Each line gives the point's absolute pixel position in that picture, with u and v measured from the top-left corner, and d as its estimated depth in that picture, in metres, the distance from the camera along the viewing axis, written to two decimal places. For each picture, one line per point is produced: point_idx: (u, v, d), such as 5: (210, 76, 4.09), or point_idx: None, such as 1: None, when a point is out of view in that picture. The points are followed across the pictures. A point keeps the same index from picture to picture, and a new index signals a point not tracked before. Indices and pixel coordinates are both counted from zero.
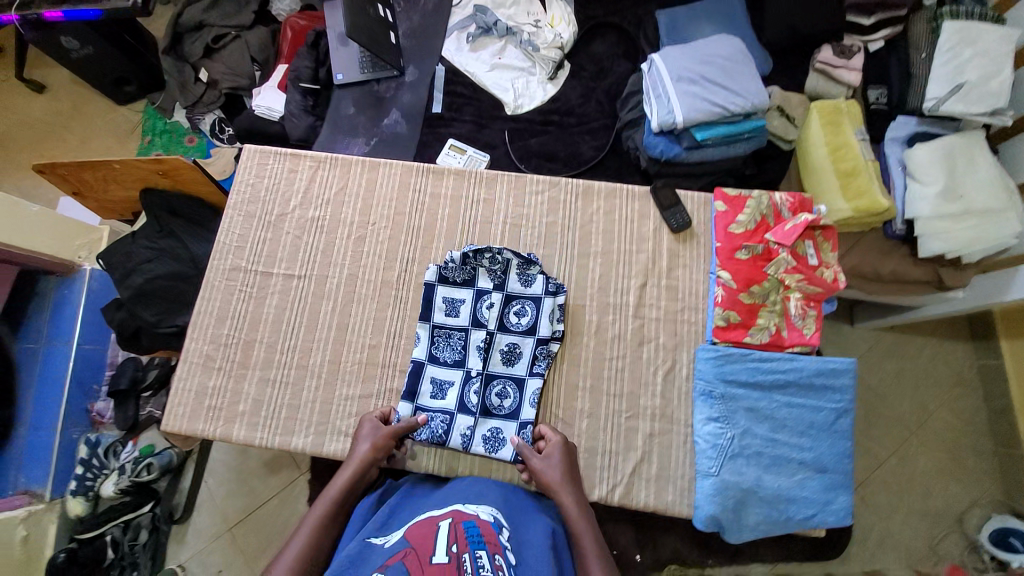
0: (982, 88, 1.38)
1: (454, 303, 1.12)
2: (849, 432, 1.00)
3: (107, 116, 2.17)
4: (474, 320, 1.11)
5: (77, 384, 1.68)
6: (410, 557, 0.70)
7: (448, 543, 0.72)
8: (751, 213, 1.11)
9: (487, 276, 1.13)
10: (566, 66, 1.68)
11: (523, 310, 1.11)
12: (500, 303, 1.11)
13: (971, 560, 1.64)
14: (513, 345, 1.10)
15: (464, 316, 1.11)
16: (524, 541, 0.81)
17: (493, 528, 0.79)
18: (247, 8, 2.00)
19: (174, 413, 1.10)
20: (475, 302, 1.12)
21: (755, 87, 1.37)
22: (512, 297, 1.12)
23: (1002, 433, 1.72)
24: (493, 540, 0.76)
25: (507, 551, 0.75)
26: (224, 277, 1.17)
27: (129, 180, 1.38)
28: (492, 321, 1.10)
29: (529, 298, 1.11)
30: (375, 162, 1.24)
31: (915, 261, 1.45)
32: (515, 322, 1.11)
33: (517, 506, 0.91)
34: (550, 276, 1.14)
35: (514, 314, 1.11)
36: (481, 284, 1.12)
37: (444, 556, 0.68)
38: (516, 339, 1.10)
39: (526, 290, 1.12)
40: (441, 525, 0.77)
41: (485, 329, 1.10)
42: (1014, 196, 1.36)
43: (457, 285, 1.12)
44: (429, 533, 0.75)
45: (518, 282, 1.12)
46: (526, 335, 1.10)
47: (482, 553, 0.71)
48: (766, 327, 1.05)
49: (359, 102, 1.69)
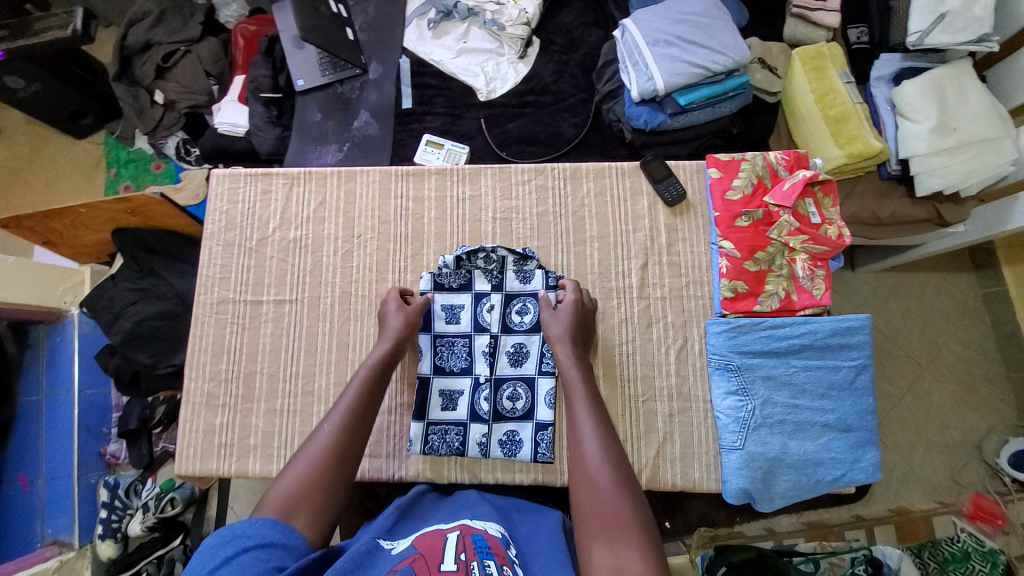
0: (966, 15, 1.29)
1: (453, 310, 1.09)
2: (870, 388, 0.99)
3: (67, 153, 2.08)
4: (476, 325, 1.09)
5: (86, 431, 1.64)
6: (418, 565, 0.68)
7: (455, 552, 0.71)
8: (747, 177, 1.08)
9: (484, 277, 1.10)
10: (535, 41, 1.60)
11: (525, 308, 1.08)
12: (501, 303, 1.09)
13: (993, 484, 1.69)
14: (519, 345, 1.08)
15: (465, 321, 1.09)
16: (530, 553, 0.80)
17: (501, 543, 0.77)
18: (193, 19, 1.89)
19: (185, 456, 1.07)
20: (474, 306, 1.09)
21: (734, 41, 1.31)
22: (512, 296, 1.09)
23: (1011, 357, 1.74)
24: (501, 552, 0.74)
25: (516, 565, 0.74)
26: (213, 311, 1.12)
27: (98, 222, 1.33)
28: (495, 324, 1.08)
29: (529, 294, 1.09)
30: (351, 171, 1.18)
31: (913, 200, 1.42)
32: (518, 321, 1.08)
33: (522, 520, 0.90)
34: (548, 268, 1.11)
35: (516, 313, 1.09)
36: (478, 286, 1.10)
37: (452, 564, 0.68)
38: (522, 339, 1.08)
39: (525, 286, 1.09)
40: (449, 536, 0.76)
41: (489, 333, 1.08)
42: (1007, 122, 1.33)
43: (455, 291, 1.09)
44: (436, 543, 0.74)
45: (517, 279, 1.09)
46: (532, 333, 1.07)
47: (490, 562, 0.70)
48: (775, 293, 1.04)
49: (325, 106, 1.61)
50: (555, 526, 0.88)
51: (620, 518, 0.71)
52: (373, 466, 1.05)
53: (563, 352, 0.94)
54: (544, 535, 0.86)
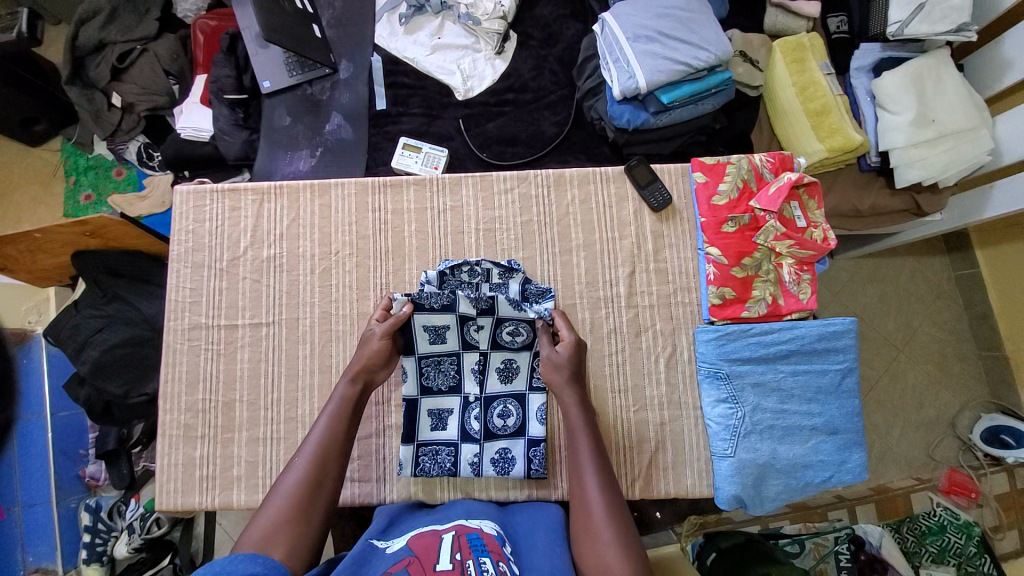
0: (945, 4, 1.28)
1: (438, 330, 1.02)
2: (855, 390, 1.01)
3: (19, 162, 1.95)
4: (464, 344, 1.04)
5: (62, 454, 1.59)
6: (413, 566, 0.69)
7: (451, 551, 0.72)
8: (732, 181, 1.07)
9: (470, 301, 1.01)
10: (512, 36, 1.54)
11: (518, 329, 1.04)
12: (490, 324, 1.04)
13: (965, 458, 1.75)
14: (508, 362, 1.05)
15: (452, 341, 1.04)
16: (527, 549, 0.82)
17: (497, 541, 0.79)
18: (148, 15, 1.77)
19: (167, 490, 1.04)
20: (460, 327, 1.03)
21: (715, 36, 1.28)
22: (503, 319, 1.04)
23: (984, 337, 1.79)
24: (496, 550, 0.75)
25: (511, 561, 0.75)
26: (185, 338, 1.08)
27: (57, 247, 1.25)
28: (484, 343, 1.05)
29: (523, 318, 1.04)
30: (324, 184, 1.13)
31: (892, 192, 1.42)
32: (510, 340, 1.05)
33: (517, 519, 0.93)
34: (532, 279, 1.08)
35: (508, 333, 1.04)
36: (463, 308, 1.01)
37: (447, 564, 0.69)
38: (512, 356, 1.05)
39: (518, 311, 1.02)
40: (445, 537, 0.77)
41: (478, 351, 1.05)
42: (983, 112, 1.33)
43: (437, 312, 1.00)
44: (432, 544, 0.75)
45: (511, 304, 1.01)
46: (522, 350, 1.05)
47: (486, 559, 0.71)
48: (762, 298, 1.04)
49: (294, 109, 1.53)
50: (553, 521, 0.90)
51: (615, 570, 0.75)
52: (362, 491, 1.04)
53: (570, 395, 0.91)
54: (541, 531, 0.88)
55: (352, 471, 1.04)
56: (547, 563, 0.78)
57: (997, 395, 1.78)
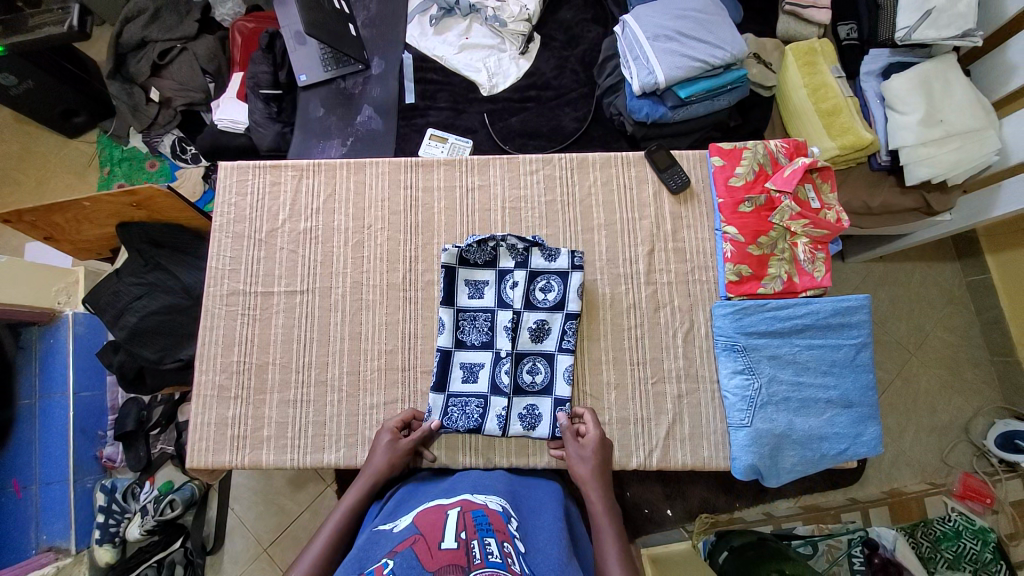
0: (950, 11, 1.35)
1: (477, 285, 1.11)
2: (869, 365, 1.06)
3: (59, 152, 2.04)
4: (500, 301, 1.11)
5: (82, 433, 1.59)
6: (418, 544, 0.69)
7: (456, 530, 0.71)
8: (749, 165, 1.14)
9: (508, 256, 1.12)
10: (536, 37, 1.63)
11: (549, 285, 1.10)
12: (524, 280, 1.11)
13: (980, 465, 1.73)
14: (541, 323, 1.09)
15: (488, 297, 1.11)
16: (528, 530, 0.83)
17: (502, 518, 0.81)
18: (189, 16, 1.88)
19: (199, 449, 1.10)
20: (498, 283, 1.11)
21: (731, 36, 1.36)
22: (536, 274, 1.11)
23: (997, 343, 1.79)
24: (501, 528, 0.76)
25: (515, 540, 0.76)
26: (223, 303, 1.15)
27: (101, 216, 1.37)
28: (518, 301, 1.10)
29: (555, 272, 1.11)
30: (360, 162, 1.22)
31: (902, 190, 1.46)
32: (542, 298, 1.10)
33: (523, 496, 0.96)
34: (573, 249, 1.13)
35: (540, 290, 1.10)
36: (502, 264, 1.11)
37: (453, 542, 0.68)
38: (544, 316, 1.09)
39: (550, 264, 1.11)
40: (449, 514, 0.78)
41: (511, 309, 1.10)
42: (991, 114, 1.38)
43: (479, 267, 1.11)
44: (437, 522, 0.75)
45: (542, 258, 1.11)
46: (555, 311, 1.09)
47: (490, 540, 0.71)
48: (778, 275, 1.10)
49: (328, 102, 1.61)
50: (556, 503, 0.95)
51: None
52: None
53: (595, 494, 0.93)
54: (545, 512, 0.90)
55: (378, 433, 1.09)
56: (548, 544, 0.79)
57: (1011, 401, 1.76)
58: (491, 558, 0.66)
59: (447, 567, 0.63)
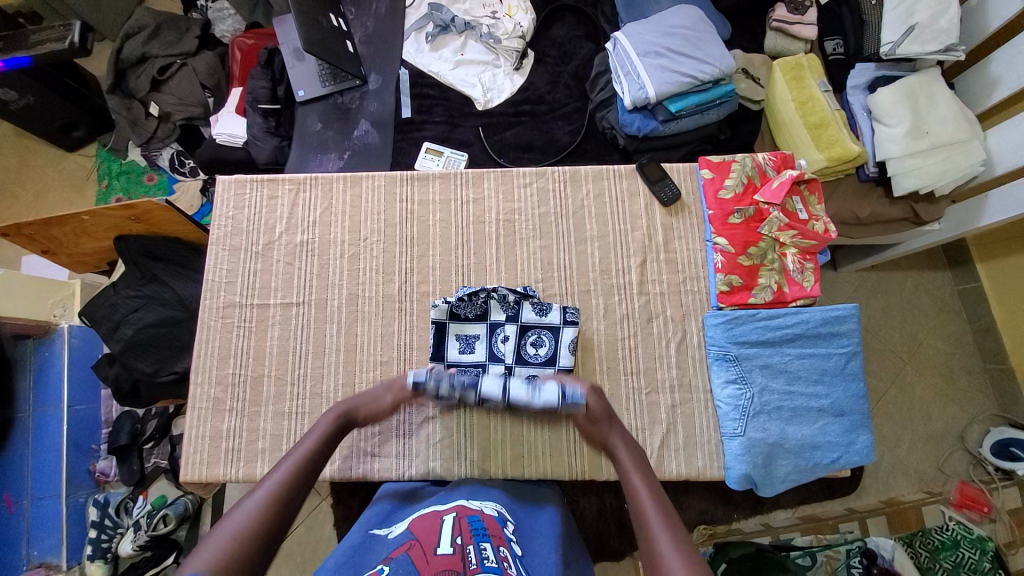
0: (933, 27, 1.39)
1: (468, 339, 1.12)
2: (859, 373, 1.08)
3: (57, 165, 2.05)
4: (491, 354, 1.11)
5: (75, 446, 1.57)
6: (414, 549, 0.70)
7: (453, 536, 0.72)
8: (737, 177, 1.16)
9: (499, 308, 1.12)
10: (530, 54, 1.67)
11: (540, 340, 1.11)
12: (515, 334, 1.11)
13: (977, 473, 1.72)
14: (533, 378, 1.09)
15: (480, 351, 1.11)
16: (528, 535, 0.85)
17: (498, 523, 0.82)
18: (189, 33, 1.91)
19: (191, 462, 1.10)
20: (490, 336, 1.12)
21: (719, 52, 1.39)
22: (526, 327, 1.11)
23: (990, 351, 1.80)
24: (497, 533, 0.76)
25: (512, 544, 0.77)
26: (219, 315, 1.16)
27: (100, 229, 1.39)
28: (509, 355, 1.10)
29: (546, 327, 1.11)
30: (356, 176, 1.23)
31: (891, 201, 1.48)
32: (533, 353, 1.10)
33: (520, 504, 0.96)
34: (567, 305, 1.14)
35: (531, 345, 1.11)
36: (494, 317, 1.12)
37: (448, 548, 0.68)
38: (535, 371, 1.10)
39: (542, 319, 1.11)
40: (445, 520, 0.78)
41: (503, 363, 1.10)
42: (975, 125, 1.41)
43: (470, 321, 1.12)
44: (433, 527, 0.76)
45: (533, 311, 1.11)
46: (546, 366, 1.09)
47: (487, 545, 0.71)
48: (768, 285, 1.12)
49: (325, 116, 1.64)
50: (554, 510, 0.95)
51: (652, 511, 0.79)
52: (382, 465, 1.09)
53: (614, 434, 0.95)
54: (542, 519, 0.91)
55: (372, 445, 1.09)
56: (546, 549, 0.80)
57: (1006, 409, 1.76)
58: (487, 562, 0.66)
59: (443, 572, 0.63)
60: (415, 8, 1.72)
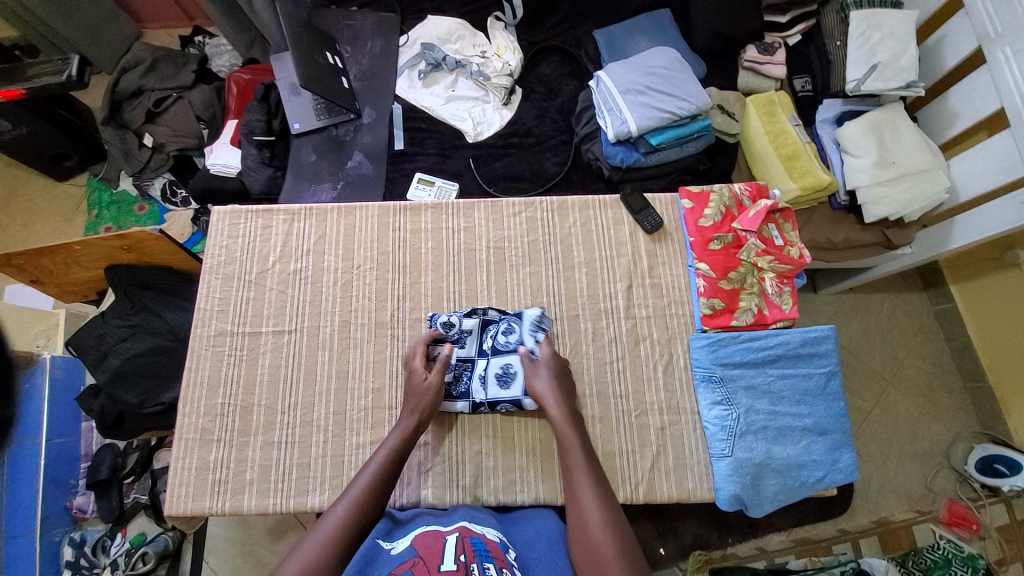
0: (893, 66, 1.51)
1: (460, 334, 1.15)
2: (839, 392, 1.12)
3: (45, 194, 2.06)
4: (479, 350, 1.15)
5: (52, 482, 1.52)
6: (417, 566, 0.75)
7: (455, 554, 0.76)
8: (716, 206, 1.22)
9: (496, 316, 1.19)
10: (518, 90, 1.75)
11: (510, 329, 1.15)
12: (490, 326, 1.16)
13: (964, 491, 1.75)
14: (505, 367, 1.13)
15: (470, 347, 1.16)
16: (530, 559, 0.88)
17: (499, 548, 0.84)
18: (186, 68, 1.98)
19: (177, 496, 1.08)
20: (479, 332, 1.16)
21: (695, 89, 1.48)
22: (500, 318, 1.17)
23: (968, 369, 1.85)
24: (500, 556, 0.80)
25: (514, 568, 0.80)
26: (210, 344, 1.17)
27: (91, 258, 1.40)
28: (487, 347, 1.15)
29: (515, 316, 1.16)
30: (350, 207, 1.27)
31: (861, 227, 1.57)
32: (505, 341, 1.15)
33: (517, 532, 0.97)
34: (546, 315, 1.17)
35: (502, 334, 1.15)
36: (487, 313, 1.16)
37: (452, 564, 0.73)
38: (507, 361, 1.13)
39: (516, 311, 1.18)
40: (448, 540, 0.81)
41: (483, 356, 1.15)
42: (936, 156, 1.51)
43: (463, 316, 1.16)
44: (435, 546, 0.80)
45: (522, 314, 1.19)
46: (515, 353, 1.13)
47: (489, 565, 0.75)
48: (749, 308, 1.17)
49: (320, 148, 1.68)
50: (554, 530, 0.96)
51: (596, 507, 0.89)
52: None
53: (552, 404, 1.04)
54: (542, 542, 0.92)
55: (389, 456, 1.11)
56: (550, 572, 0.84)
57: (987, 425, 1.80)
58: None
59: None
60: (407, 47, 1.81)
